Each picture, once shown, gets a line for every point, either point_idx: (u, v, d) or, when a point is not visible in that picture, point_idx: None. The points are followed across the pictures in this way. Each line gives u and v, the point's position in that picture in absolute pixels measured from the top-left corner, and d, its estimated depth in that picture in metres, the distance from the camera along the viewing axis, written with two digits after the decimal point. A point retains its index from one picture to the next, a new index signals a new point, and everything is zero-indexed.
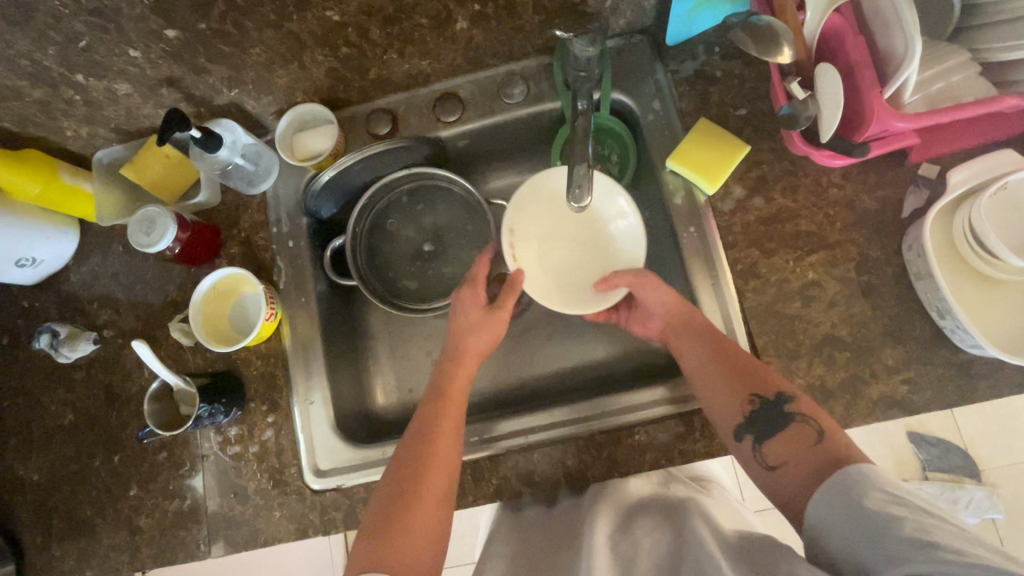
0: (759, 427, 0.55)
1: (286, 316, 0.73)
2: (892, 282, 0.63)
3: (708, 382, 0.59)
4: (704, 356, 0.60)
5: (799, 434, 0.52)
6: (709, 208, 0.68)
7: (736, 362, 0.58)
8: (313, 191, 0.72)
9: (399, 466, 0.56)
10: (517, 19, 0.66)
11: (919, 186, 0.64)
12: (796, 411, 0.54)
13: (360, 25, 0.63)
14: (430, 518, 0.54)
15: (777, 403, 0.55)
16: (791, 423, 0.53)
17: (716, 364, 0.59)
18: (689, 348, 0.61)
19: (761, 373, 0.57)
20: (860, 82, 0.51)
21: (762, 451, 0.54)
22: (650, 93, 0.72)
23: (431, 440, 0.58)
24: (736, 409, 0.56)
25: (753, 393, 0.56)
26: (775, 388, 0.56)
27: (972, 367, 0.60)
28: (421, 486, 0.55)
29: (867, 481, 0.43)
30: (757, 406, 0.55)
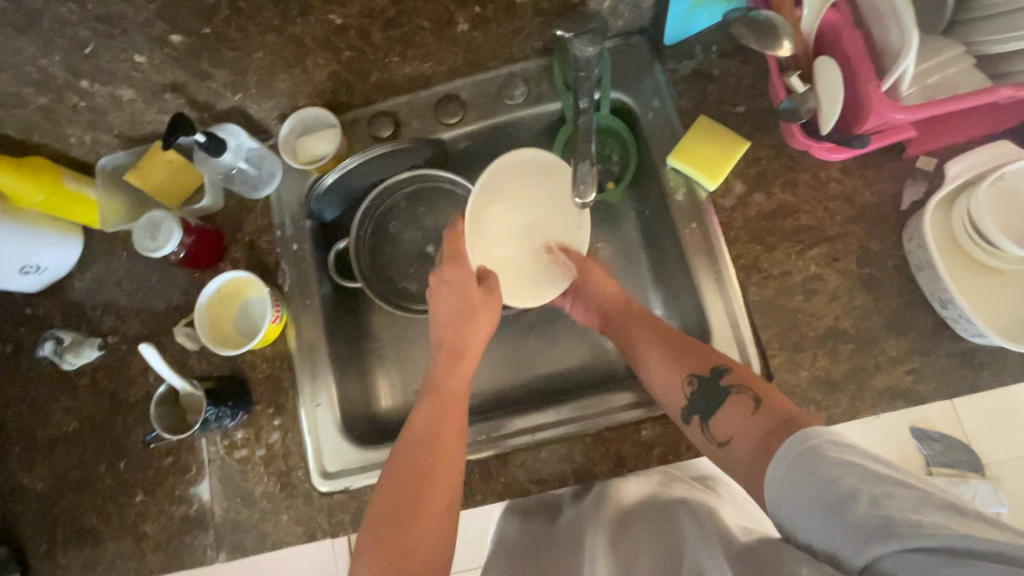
0: (701, 407, 0.55)
1: (291, 319, 0.73)
2: (893, 274, 0.63)
3: (653, 367, 0.61)
4: (657, 351, 0.61)
5: (737, 405, 0.52)
6: (710, 204, 0.68)
7: (675, 345, 0.61)
8: (317, 194, 0.72)
9: (394, 484, 0.55)
10: (517, 20, 0.67)
11: (918, 179, 0.65)
12: (732, 383, 0.54)
13: (362, 28, 0.63)
14: (434, 516, 0.53)
15: (714, 377, 0.55)
16: (727, 396, 0.53)
17: (657, 352, 0.61)
18: (651, 344, 0.62)
19: (697, 354, 0.58)
20: (858, 75, 0.52)
21: (709, 429, 0.53)
22: (649, 93, 0.73)
23: (433, 454, 0.57)
24: (679, 391, 0.57)
25: (692, 372, 0.57)
26: (711, 364, 0.57)
27: (976, 356, 0.61)
28: (425, 484, 0.54)
29: (814, 450, 0.42)
30: (695, 385, 0.56)
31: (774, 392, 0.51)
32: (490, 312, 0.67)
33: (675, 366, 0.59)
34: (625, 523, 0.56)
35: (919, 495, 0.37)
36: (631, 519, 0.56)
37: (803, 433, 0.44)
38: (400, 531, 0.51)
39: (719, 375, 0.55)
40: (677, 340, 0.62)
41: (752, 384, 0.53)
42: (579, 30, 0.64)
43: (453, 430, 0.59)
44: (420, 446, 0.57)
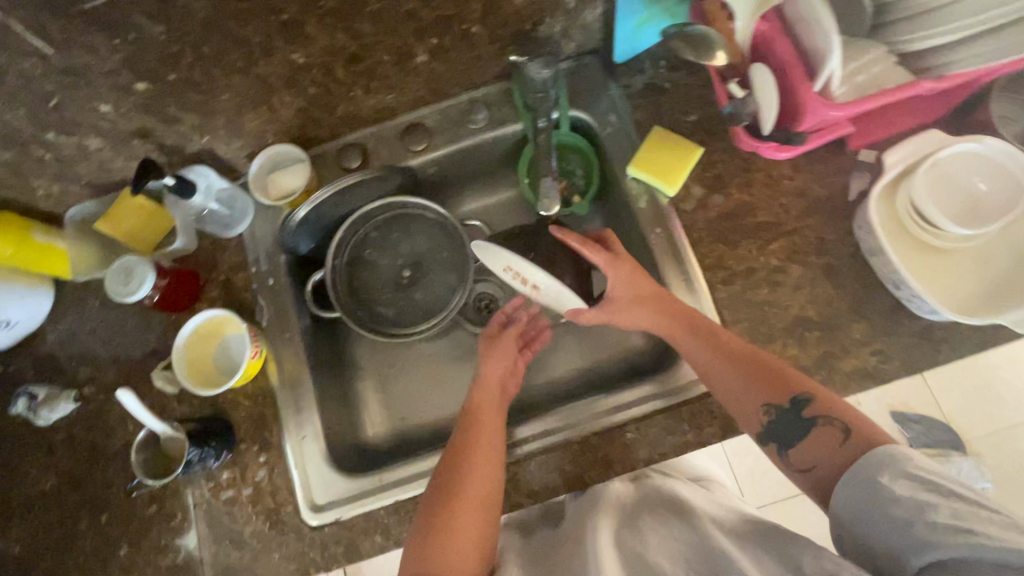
0: (780, 435, 0.54)
1: (271, 354, 0.73)
2: (850, 261, 0.67)
3: (725, 389, 0.58)
4: (726, 371, 0.58)
5: (823, 436, 0.51)
6: (672, 209, 0.71)
7: (749, 364, 0.57)
8: (289, 227, 0.72)
9: (437, 498, 0.57)
10: (474, 48, 0.70)
11: (861, 171, 0.69)
12: (817, 413, 0.52)
13: (326, 65, 0.66)
14: (471, 527, 0.55)
15: (794, 408, 0.54)
16: (813, 427, 0.52)
17: (730, 367, 0.58)
18: (712, 362, 0.59)
19: (775, 377, 0.56)
20: (792, 77, 0.56)
21: (789, 455, 0.53)
22: (605, 108, 0.77)
23: (465, 453, 0.59)
24: (754, 418, 0.56)
25: (770, 401, 0.55)
26: (793, 392, 0.55)
27: (934, 332, 0.64)
28: (461, 491, 0.56)
29: (892, 462, 0.44)
30: (774, 412, 0.55)
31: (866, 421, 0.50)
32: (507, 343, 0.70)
33: (748, 393, 0.56)
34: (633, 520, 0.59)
35: (1002, 516, 0.40)
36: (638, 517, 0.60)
37: (878, 449, 0.46)
38: (453, 519, 0.54)
39: (800, 405, 0.54)
40: (747, 360, 0.58)
41: (840, 412, 0.51)
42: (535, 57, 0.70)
43: (489, 440, 0.60)
44: (465, 456, 0.59)
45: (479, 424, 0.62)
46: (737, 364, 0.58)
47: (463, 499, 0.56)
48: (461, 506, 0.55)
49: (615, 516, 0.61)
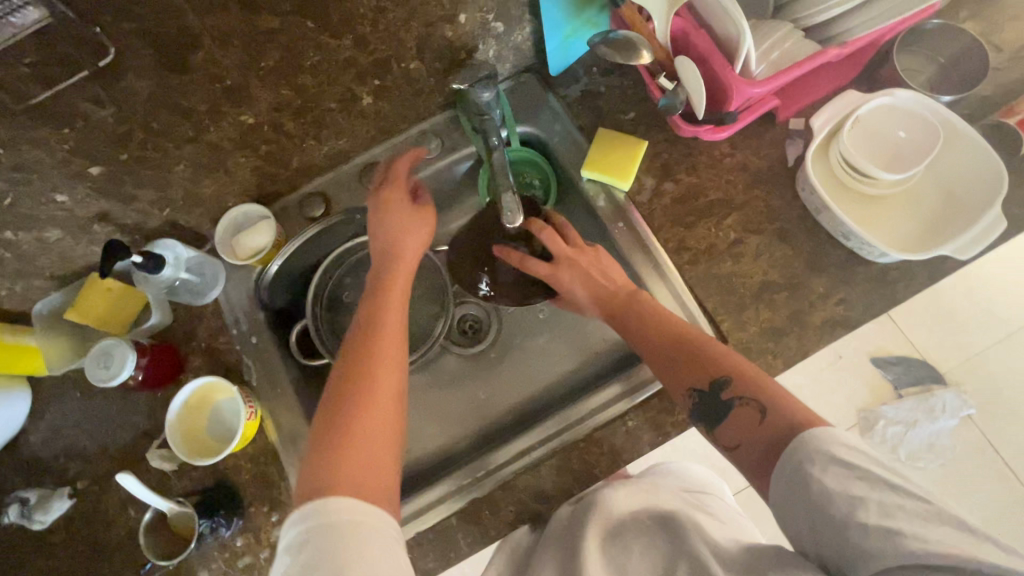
0: (706, 417, 0.55)
1: (265, 412, 0.72)
2: (800, 222, 0.71)
3: (659, 368, 0.60)
4: (659, 350, 0.60)
5: (742, 417, 0.52)
6: (629, 202, 0.75)
7: (673, 344, 0.60)
8: (264, 284, 0.78)
9: (344, 378, 0.54)
10: (415, 83, 0.73)
11: (794, 138, 0.73)
12: (738, 394, 0.53)
13: (274, 121, 0.68)
14: (386, 407, 0.53)
15: (715, 391, 0.55)
16: (733, 409, 0.53)
17: (659, 346, 0.61)
18: (641, 333, 0.63)
19: (697, 362, 0.57)
20: (713, 65, 0.60)
21: (718, 436, 0.54)
22: (549, 119, 0.80)
23: (375, 338, 0.58)
24: (682, 403, 0.57)
25: (693, 384, 0.57)
26: (713, 373, 0.55)
27: (888, 273, 0.68)
28: (373, 370, 0.54)
29: (821, 453, 0.44)
30: (698, 395, 0.56)
31: (782, 395, 0.51)
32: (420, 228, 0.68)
33: (676, 376, 0.58)
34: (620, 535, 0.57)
35: (924, 505, 0.39)
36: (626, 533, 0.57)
37: (798, 439, 0.46)
38: (368, 397, 0.52)
39: (720, 388, 0.55)
40: (671, 345, 0.60)
41: (755, 390, 0.52)
42: (474, 79, 0.76)
43: (395, 322, 0.60)
44: (373, 335, 0.58)
45: (387, 300, 0.62)
46: (670, 350, 0.60)
47: (375, 394, 0.53)
48: (375, 403, 0.52)
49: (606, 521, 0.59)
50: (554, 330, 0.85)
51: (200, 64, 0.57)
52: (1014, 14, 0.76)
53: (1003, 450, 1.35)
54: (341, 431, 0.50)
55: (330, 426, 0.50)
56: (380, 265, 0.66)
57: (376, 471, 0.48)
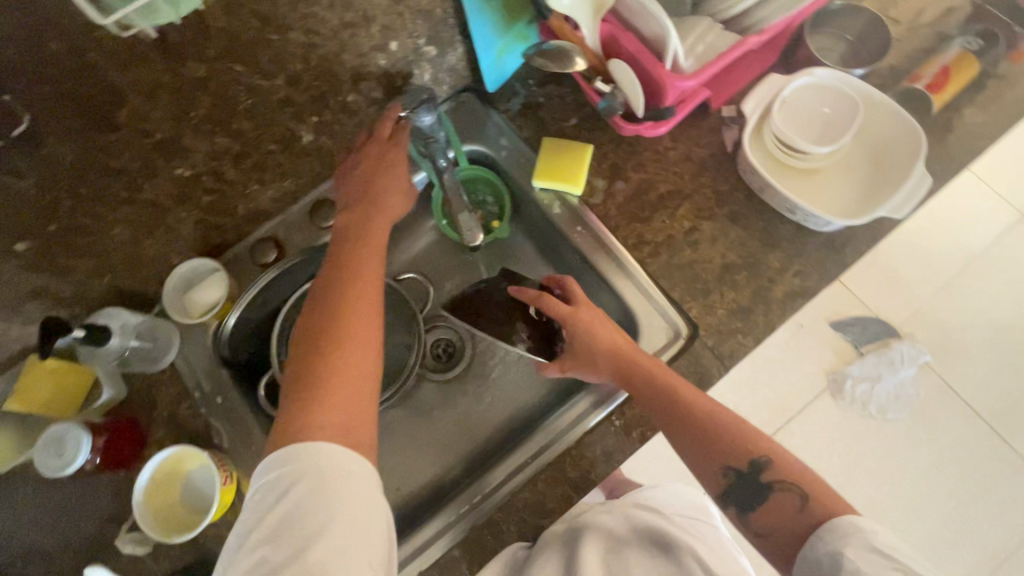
0: (741, 498, 0.57)
1: (242, 473, 0.69)
2: (748, 203, 0.74)
3: (691, 446, 0.59)
4: (694, 426, 0.59)
5: (782, 501, 0.55)
6: (584, 206, 0.76)
7: (706, 421, 0.59)
8: (225, 338, 0.73)
9: (327, 304, 0.58)
10: (355, 114, 0.73)
11: (729, 124, 0.77)
12: (774, 479, 0.56)
13: (213, 170, 0.65)
14: (365, 327, 0.57)
15: (753, 471, 0.57)
16: (772, 492, 0.56)
17: (693, 427, 0.58)
18: (668, 404, 0.60)
19: (731, 442, 0.58)
20: (644, 64, 0.62)
21: (750, 519, 0.57)
22: (495, 135, 0.81)
23: (354, 269, 0.61)
24: (715, 482, 0.58)
25: (730, 465, 0.57)
26: (750, 456, 0.57)
27: (836, 240, 0.72)
28: (351, 295, 0.58)
29: (856, 535, 0.47)
30: (732, 474, 0.57)
31: (819, 485, 0.55)
32: (392, 201, 0.70)
33: (712, 456, 0.58)
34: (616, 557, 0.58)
35: None
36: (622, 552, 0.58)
37: (829, 525, 0.50)
38: (350, 318, 0.56)
39: (758, 469, 0.57)
40: (701, 425, 0.58)
41: (795, 477, 0.55)
42: (415, 103, 0.68)
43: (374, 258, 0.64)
44: (351, 267, 0.62)
45: (366, 239, 0.65)
46: (705, 429, 0.58)
47: (353, 342, 0.55)
48: (351, 322, 0.56)
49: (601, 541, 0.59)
50: None
51: (127, 120, 0.54)
52: None
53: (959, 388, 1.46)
54: (325, 378, 0.52)
55: (313, 374, 0.52)
56: (351, 227, 0.67)
57: (356, 417, 0.50)
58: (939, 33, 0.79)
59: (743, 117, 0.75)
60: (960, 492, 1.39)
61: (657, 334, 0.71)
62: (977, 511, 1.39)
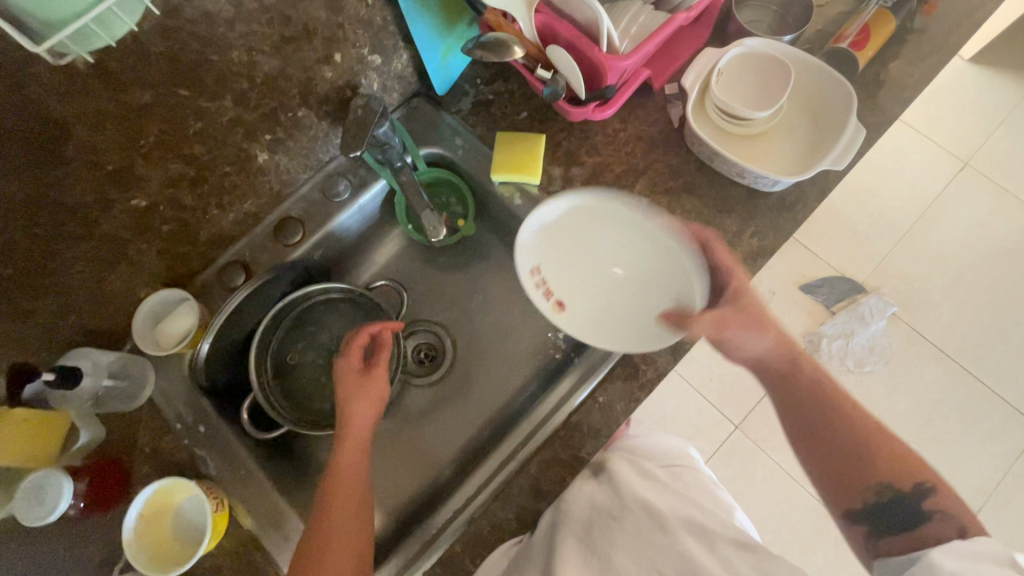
0: (883, 523, 0.59)
1: (233, 498, 0.68)
2: (699, 173, 0.77)
3: (849, 457, 0.63)
4: (861, 439, 0.63)
5: (943, 524, 0.56)
6: (544, 195, 0.78)
7: (875, 442, 0.63)
8: (201, 364, 0.71)
9: (313, 525, 0.60)
10: (309, 129, 0.74)
11: (673, 102, 0.80)
12: (935, 506, 0.58)
13: (171, 198, 0.65)
14: (344, 551, 0.58)
15: (915, 495, 0.59)
16: (929, 520, 0.57)
17: (861, 441, 0.63)
18: (847, 406, 0.65)
19: (898, 464, 0.61)
20: (582, 49, 0.64)
21: (879, 543, 0.59)
22: (449, 135, 0.82)
23: (333, 479, 0.63)
24: (862, 495, 0.61)
25: (885, 484, 0.61)
26: (913, 481, 0.60)
27: (786, 199, 0.76)
28: (328, 513, 0.60)
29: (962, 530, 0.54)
30: (887, 492, 0.60)
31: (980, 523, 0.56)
32: (383, 376, 0.70)
33: (856, 477, 0.62)
34: (594, 534, 0.57)
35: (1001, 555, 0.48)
36: (599, 531, 0.57)
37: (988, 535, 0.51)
38: (326, 543, 0.58)
39: (920, 494, 0.59)
40: (874, 442, 0.63)
41: (960, 511, 0.57)
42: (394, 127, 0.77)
43: (356, 460, 0.64)
44: (331, 477, 0.63)
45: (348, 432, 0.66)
46: (873, 449, 0.62)
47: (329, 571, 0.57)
48: (327, 548, 0.58)
49: (578, 530, 0.58)
50: (510, 333, 0.86)
51: (75, 155, 0.53)
52: None
53: (932, 335, 1.51)
54: None
55: None
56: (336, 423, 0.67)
57: None
58: None
59: (684, 93, 0.79)
60: (943, 435, 1.44)
61: None
62: (963, 448, 1.44)
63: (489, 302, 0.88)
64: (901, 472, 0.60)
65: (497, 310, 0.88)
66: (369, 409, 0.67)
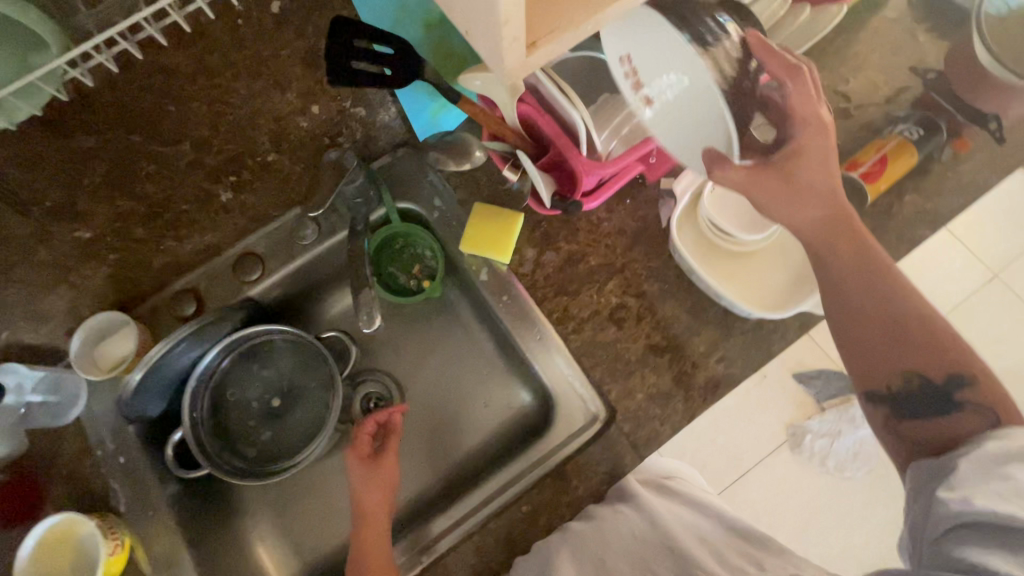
0: (911, 409, 0.53)
1: (136, 537, 0.67)
2: (677, 282, 0.73)
3: (856, 307, 0.56)
4: (872, 274, 0.56)
5: (966, 419, 0.49)
6: (512, 275, 0.75)
7: (910, 329, 0.54)
8: (127, 400, 0.67)
9: None
10: (281, 170, 0.71)
11: (667, 199, 0.75)
12: (968, 399, 0.50)
13: (120, 231, 0.67)
14: None
15: (948, 386, 0.52)
16: (960, 410, 0.50)
17: (886, 280, 0.56)
18: (873, 259, 0.57)
19: (933, 342, 0.53)
20: (562, 148, 0.60)
21: (900, 427, 0.54)
22: (429, 193, 0.79)
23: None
24: (886, 362, 0.54)
25: (945, 376, 0.52)
26: (947, 363, 0.52)
27: (762, 328, 0.71)
28: None
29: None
30: (916, 381, 0.53)
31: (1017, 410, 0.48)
32: (388, 468, 0.68)
33: (887, 359, 0.54)
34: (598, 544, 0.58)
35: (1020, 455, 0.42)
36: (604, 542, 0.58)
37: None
38: None
39: (954, 385, 0.51)
40: (928, 342, 0.53)
41: (993, 399, 0.49)
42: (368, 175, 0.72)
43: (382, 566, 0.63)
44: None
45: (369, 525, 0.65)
46: (892, 312, 0.54)
47: None
48: None
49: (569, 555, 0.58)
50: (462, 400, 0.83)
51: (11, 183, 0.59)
52: (858, 63, 0.80)
53: None
54: None
55: None
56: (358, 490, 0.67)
57: None
58: (886, 114, 0.78)
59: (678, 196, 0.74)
60: None
61: (575, 415, 0.71)
62: None
63: (446, 364, 0.85)
64: (942, 359, 0.53)
65: (452, 376, 0.84)
66: (379, 503, 0.67)
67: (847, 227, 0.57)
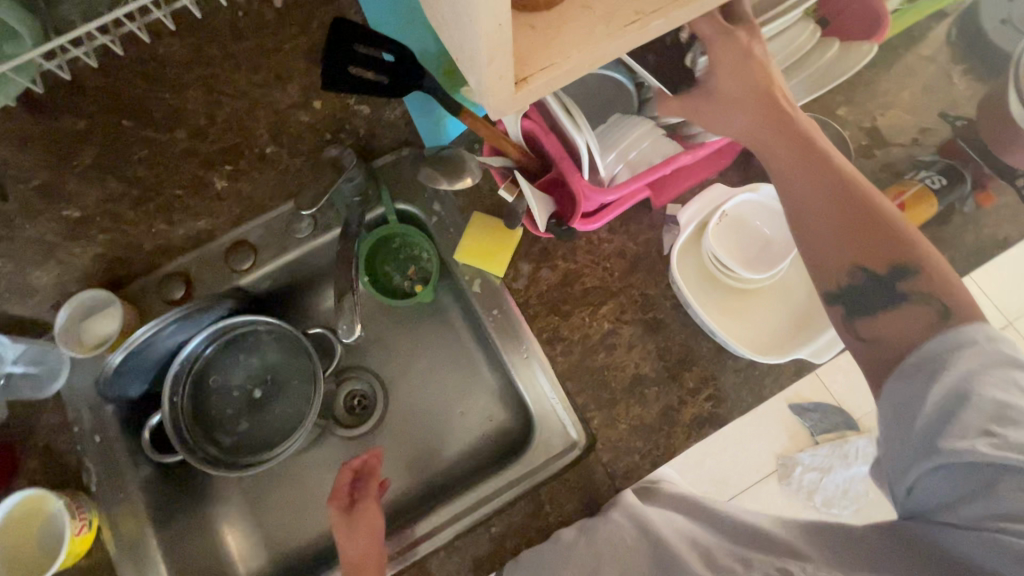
0: (857, 304, 0.49)
1: (104, 517, 0.67)
2: (673, 313, 0.71)
3: (802, 202, 0.50)
4: (819, 178, 0.50)
5: (910, 316, 0.46)
6: (505, 288, 0.73)
7: (858, 218, 0.48)
8: (107, 378, 0.68)
9: None
10: (279, 162, 0.71)
11: (671, 226, 0.73)
12: (913, 290, 0.46)
13: (109, 212, 0.65)
14: None
15: (890, 276, 0.47)
16: (906, 301, 0.46)
17: (828, 174, 0.50)
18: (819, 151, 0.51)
19: (880, 230, 0.48)
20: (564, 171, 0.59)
21: (857, 327, 0.49)
22: (430, 197, 0.77)
23: None
24: (832, 258, 0.49)
25: (888, 266, 0.47)
26: (894, 253, 0.47)
27: (756, 370, 0.69)
28: None
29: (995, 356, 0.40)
30: (862, 277, 0.48)
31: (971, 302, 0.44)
32: (370, 514, 0.63)
33: (834, 255, 0.49)
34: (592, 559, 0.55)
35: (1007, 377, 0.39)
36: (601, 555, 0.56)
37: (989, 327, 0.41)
38: None
39: (899, 273, 0.47)
40: (877, 234, 0.48)
41: (941, 292, 0.45)
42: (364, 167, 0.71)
43: None
44: None
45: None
46: (845, 206, 0.48)
47: None
48: None
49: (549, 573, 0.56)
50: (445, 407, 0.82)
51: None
52: (887, 101, 0.76)
53: None
54: None
55: None
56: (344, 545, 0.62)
57: None
58: (910, 156, 0.75)
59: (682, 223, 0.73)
60: None
61: (554, 438, 0.69)
62: None
63: (432, 369, 0.83)
64: (887, 247, 0.47)
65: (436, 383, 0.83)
66: (371, 549, 0.62)
67: (788, 124, 0.51)
